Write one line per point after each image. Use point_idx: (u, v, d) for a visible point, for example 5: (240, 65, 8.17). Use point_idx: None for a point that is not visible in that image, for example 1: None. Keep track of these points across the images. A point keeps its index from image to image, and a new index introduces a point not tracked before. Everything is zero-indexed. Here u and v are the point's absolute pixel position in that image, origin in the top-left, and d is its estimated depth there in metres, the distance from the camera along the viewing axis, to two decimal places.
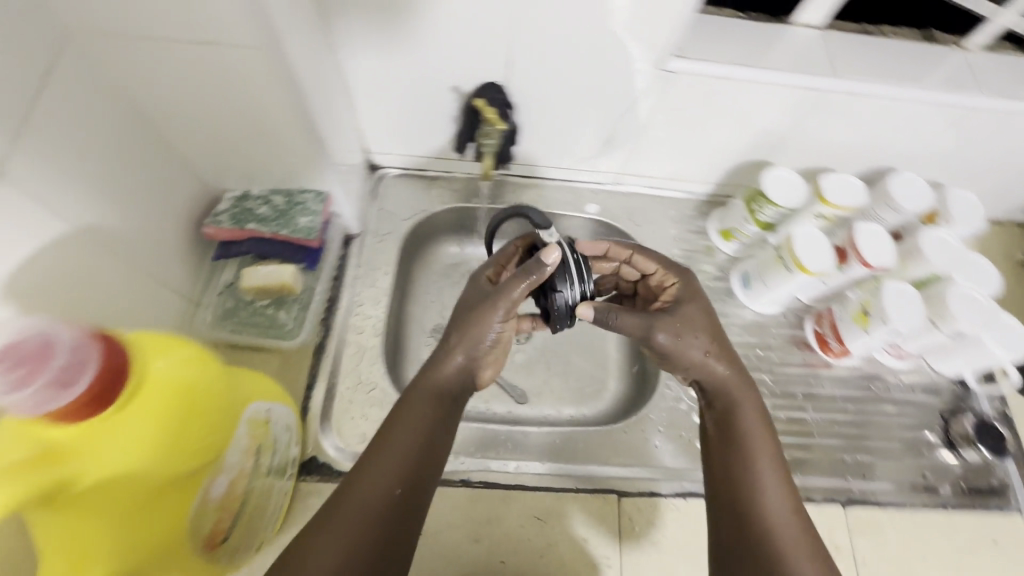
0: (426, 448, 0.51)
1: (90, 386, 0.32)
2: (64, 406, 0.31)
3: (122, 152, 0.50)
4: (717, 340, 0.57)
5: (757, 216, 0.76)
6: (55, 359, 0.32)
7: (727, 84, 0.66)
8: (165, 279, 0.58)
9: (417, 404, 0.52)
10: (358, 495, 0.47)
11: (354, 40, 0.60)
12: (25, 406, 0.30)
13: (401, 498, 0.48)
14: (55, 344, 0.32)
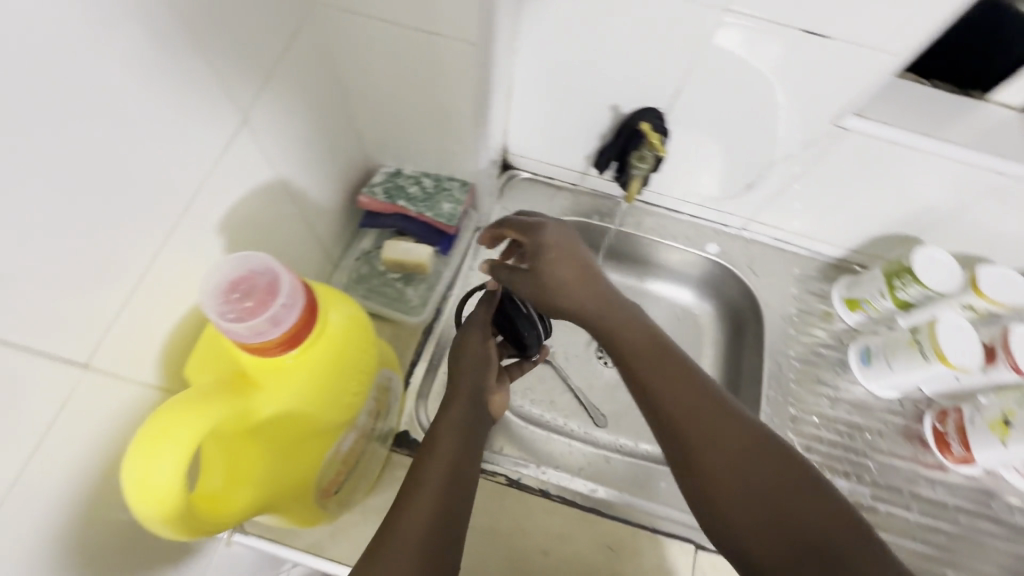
0: (463, 458, 0.51)
1: (292, 329, 0.35)
2: (266, 343, 0.34)
3: (318, 120, 0.54)
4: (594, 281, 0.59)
5: (896, 293, 0.71)
6: (274, 300, 0.34)
7: (905, 153, 0.62)
8: (320, 239, 0.62)
9: (448, 426, 0.53)
10: (418, 507, 0.45)
11: (533, 46, 0.62)
12: (239, 335, 0.33)
13: (454, 494, 0.48)
14: (278, 287, 0.35)
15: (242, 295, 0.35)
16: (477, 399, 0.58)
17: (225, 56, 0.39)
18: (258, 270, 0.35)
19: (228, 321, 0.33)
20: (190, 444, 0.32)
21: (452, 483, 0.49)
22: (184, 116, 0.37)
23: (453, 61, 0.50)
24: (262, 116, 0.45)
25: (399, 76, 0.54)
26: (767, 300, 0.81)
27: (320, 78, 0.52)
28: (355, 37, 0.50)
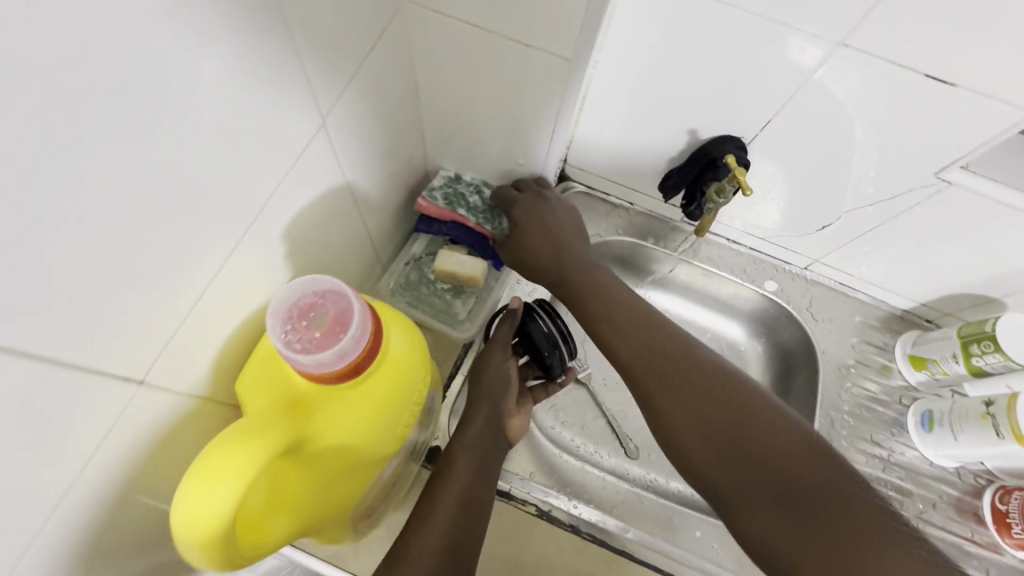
0: (478, 483, 0.51)
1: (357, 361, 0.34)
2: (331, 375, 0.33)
3: (390, 123, 0.51)
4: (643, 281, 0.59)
5: (972, 360, 0.66)
6: (341, 331, 0.34)
7: (1010, 214, 0.57)
8: (372, 240, 0.59)
9: (465, 449, 0.53)
10: (428, 534, 0.45)
11: (618, 60, 0.58)
12: (306, 367, 0.32)
13: (466, 518, 0.48)
14: (344, 315, 0.34)
15: (311, 321, 0.34)
16: (495, 423, 0.57)
17: (313, 57, 0.37)
18: (330, 294, 0.35)
19: (296, 349, 0.33)
20: (249, 475, 0.30)
21: (464, 509, 0.48)
22: (264, 119, 0.35)
23: (542, 74, 0.47)
24: (339, 119, 0.43)
25: (479, 83, 0.51)
26: (824, 347, 0.77)
27: (399, 79, 0.50)
28: (441, 40, 0.47)
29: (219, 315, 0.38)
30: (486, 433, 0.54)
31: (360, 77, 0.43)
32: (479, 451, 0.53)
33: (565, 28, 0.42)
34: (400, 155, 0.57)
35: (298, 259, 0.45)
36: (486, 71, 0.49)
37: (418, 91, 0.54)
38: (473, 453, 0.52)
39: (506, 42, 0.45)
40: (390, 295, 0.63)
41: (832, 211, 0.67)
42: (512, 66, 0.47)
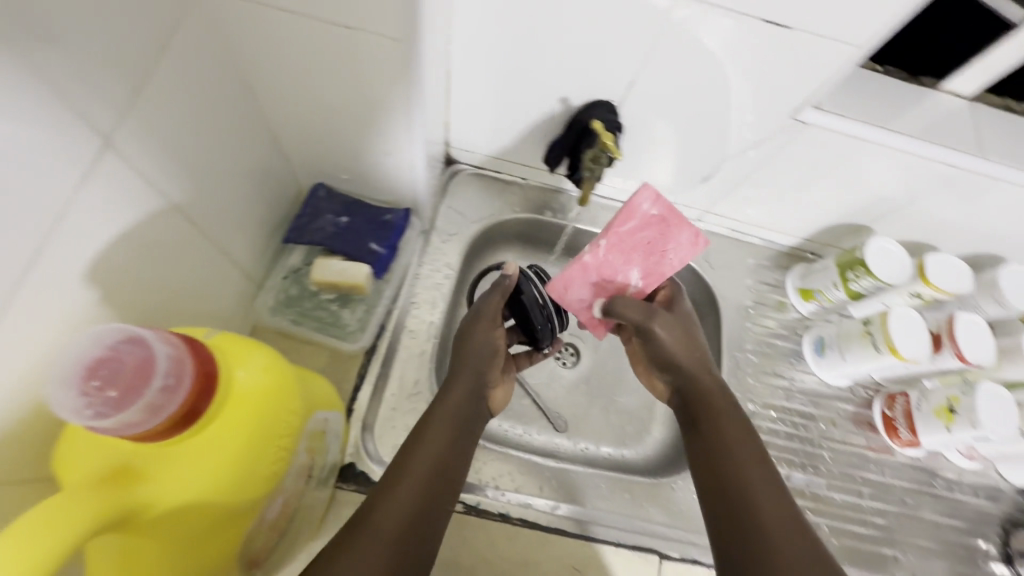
0: (453, 454, 0.50)
1: (182, 403, 0.31)
2: (153, 429, 0.30)
3: (221, 128, 0.46)
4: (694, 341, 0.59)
5: (849, 284, 0.71)
6: (152, 379, 0.30)
7: (860, 146, 0.60)
8: (237, 260, 0.54)
9: (443, 416, 0.52)
10: (398, 499, 0.45)
11: (473, 34, 0.55)
12: (117, 429, 0.29)
13: (434, 489, 0.47)
14: (152, 360, 0.31)
15: (107, 379, 0.29)
16: (478, 393, 0.56)
17: (84, 64, 0.31)
18: (122, 345, 0.30)
19: (89, 418, 0.28)
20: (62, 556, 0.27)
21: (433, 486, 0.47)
22: (27, 148, 0.29)
23: (379, 59, 0.43)
24: (148, 134, 0.37)
25: (317, 76, 0.46)
26: (724, 294, 0.80)
27: (220, 80, 0.44)
28: (259, 31, 0.42)
29: (22, 383, 0.33)
30: (462, 404, 0.54)
31: (161, 84, 0.37)
32: (459, 421, 0.52)
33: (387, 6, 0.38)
34: (249, 162, 0.52)
35: (127, 297, 0.40)
36: (319, 59, 0.44)
37: (253, 89, 0.48)
38: (450, 424, 0.52)
39: (329, 26, 0.41)
40: (273, 315, 0.59)
41: (711, 164, 0.69)
42: (346, 53, 0.43)
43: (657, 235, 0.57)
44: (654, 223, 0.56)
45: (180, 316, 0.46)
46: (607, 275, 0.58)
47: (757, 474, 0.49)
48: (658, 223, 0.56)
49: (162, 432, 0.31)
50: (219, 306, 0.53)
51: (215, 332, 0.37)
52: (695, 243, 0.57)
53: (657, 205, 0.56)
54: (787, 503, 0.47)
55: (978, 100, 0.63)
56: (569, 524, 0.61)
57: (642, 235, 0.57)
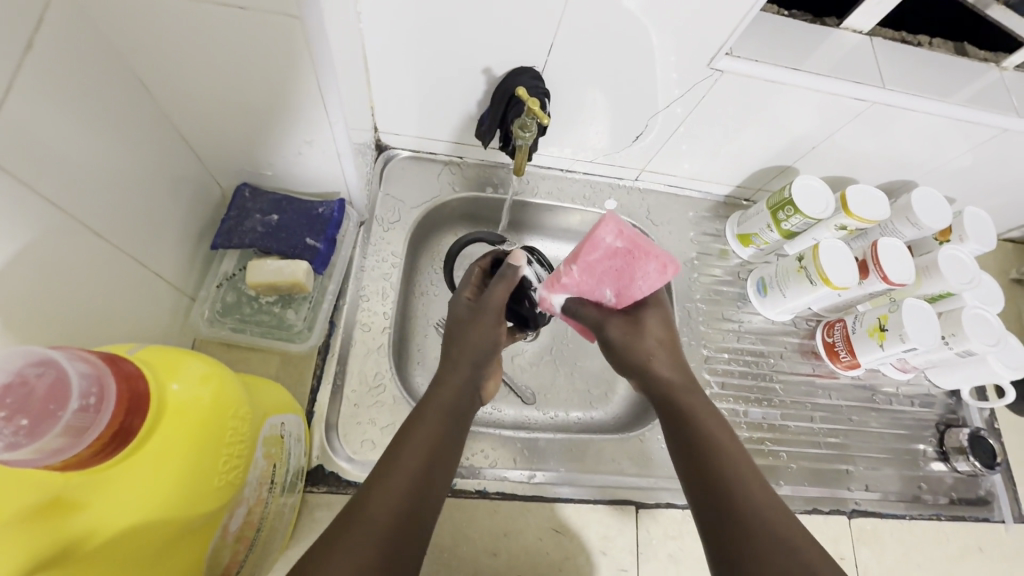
0: (444, 449, 0.47)
1: (110, 422, 0.29)
2: (80, 453, 0.28)
3: (114, 129, 0.42)
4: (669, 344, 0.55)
5: (782, 225, 0.75)
6: (69, 401, 0.28)
7: (775, 89, 0.62)
8: (162, 273, 0.51)
9: (437, 407, 0.50)
10: (388, 493, 0.42)
11: (382, 10, 0.53)
12: (37, 459, 0.27)
13: (427, 484, 0.44)
14: (67, 382, 0.28)
15: (17, 407, 0.27)
16: (473, 384, 0.54)
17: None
18: (29, 368, 0.28)
19: (1, 451, 0.26)
20: None
21: (425, 481, 0.44)
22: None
23: (279, 40, 0.41)
24: (26, 145, 0.34)
25: (217, 64, 0.43)
26: (668, 248, 0.82)
27: (105, 77, 0.41)
28: (141, 21, 0.39)
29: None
30: (457, 394, 0.52)
31: (34, 85, 0.34)
32: (453, 413, 0.50)
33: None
34: (156, 165, 0.48)
35: (32, 323, 0.37)
36: (212, 44, 0.41)
37: (148, 86, 0.45)
38: (442, 416, 0.49)
39: (216, 8, 0.38)
40: (211, 326, 0.56)
41: (640, 122, 0.69)
42: (242, 36, 0.41)
43: (624, 265, 0.52)
44: (620, 254, 0.52)
45: (101, 337, 0.44)
46: (584, 291, 0.56)
47: (742, 476, 0.45)
48: (621, 253, 0.52)
49: (94, 455, 0.29)
50: (148, 323, 0.50)
51: (143, 349, 0.35)
52: (664, 272, 0.52)
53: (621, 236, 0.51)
54: (775, 509, 0.43)
55: (876, 35, 0.67)
56: (547, 490, 0.63)
57: (609, 265, 0.53)
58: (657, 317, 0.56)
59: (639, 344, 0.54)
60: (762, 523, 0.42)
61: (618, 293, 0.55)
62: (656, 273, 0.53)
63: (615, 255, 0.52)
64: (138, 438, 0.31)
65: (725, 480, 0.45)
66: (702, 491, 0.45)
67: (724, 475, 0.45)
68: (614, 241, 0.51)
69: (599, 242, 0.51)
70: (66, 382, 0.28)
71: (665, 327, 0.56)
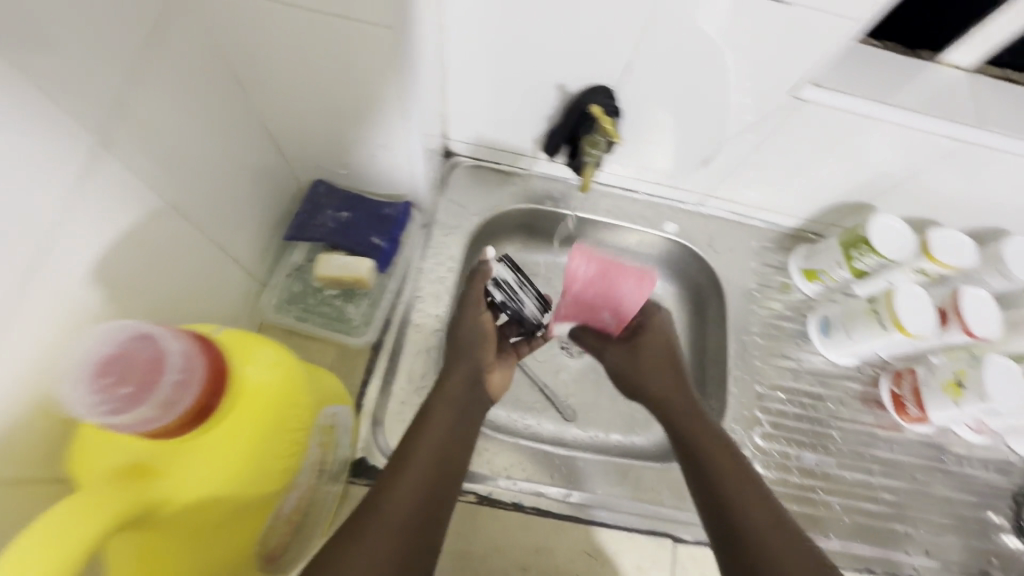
0: (457, 443, 0.50)
1: (196, 400, 0.32)
2: (168, 426, 0.31)
3: (213, 120, 0.46)
4: (673, 369, 0.62)
5: (853, 263, 0.71)
6: (165, 375, 0.31)
7: (860, 122, 0.59)
8: (240, 259, 0.55)
9: (449, 403, 0.53)
10: (401, 491, 0.44)
11: (465, 24, 0.55)
12: (133, 426, 0.29)
13: (443, 477, 0.47)
14: (164, 358, 0.31)
15: (119, 376, 0.29)
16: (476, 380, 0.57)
17: (68, 56, 0.31)
18: (132, 341, 0.30)
19: (104, 415, 0.28)
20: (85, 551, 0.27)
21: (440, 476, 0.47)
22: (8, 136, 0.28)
23: (370, 52, 0.44)
24: (143, 135, 0.38)
25: (310, 68, 0.46)
26: (727, 277, 0.80)
27: (210, 72, 0.44)
28: (249, 22, 0.42)
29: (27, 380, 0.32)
30: (462, 391, 0.55)
31: (155, 80, 0.38)
32: (459, 409, 0.53)
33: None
34: (247, 158, 0.52)
35: (131, 296, 0.40)
36: (308, 49, 0.44)
37: (247, 82, 0.48)
38: (450, 411, 0.52)
39: (314, 16, 0.41)
40: (277, 312, 0.59)
41: (710, 147, 0.68)
42: (336, 43, 0.43)
43: (603, 287, 0.62)
44: (598, 279, 0.61)
45: (183, 312, 0.47)
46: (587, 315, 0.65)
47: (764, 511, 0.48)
48: (598, 276, 0.61)
49: (177, 429, 0.31)
50: (223, 303, 0.53)
51: (225, 332, 0.37)
52: (642, 284, 0.61)
53: (592, 263, 0.60)
54: (791, 526, 0.47)
55: (979, 70, 0.63)
56: (583, 510, 0.62)
57: (591, 291, 0.62)
58: (651, 341, 0.64)
59: (635, 367, 0.63)
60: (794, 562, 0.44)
61: (614, 314, 0.64)
62: (636, 287, 0.61)
63: (594, 281, 0.61)
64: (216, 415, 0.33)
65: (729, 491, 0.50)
66: (706, 493, 0.51)
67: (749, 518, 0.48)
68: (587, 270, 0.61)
69: (576, 272, 0.61)
70: (164, 358, 0.31)
71: (666, 350, 0.64)
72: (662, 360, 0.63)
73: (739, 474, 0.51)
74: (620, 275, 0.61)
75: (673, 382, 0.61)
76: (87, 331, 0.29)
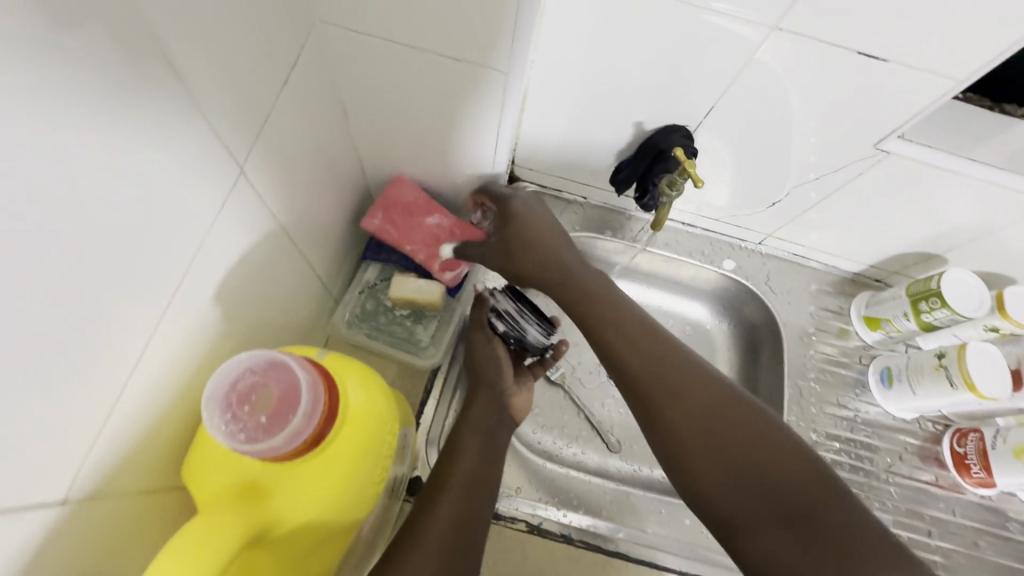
0: (484, 466, 0.52)
1: (315, 429, 0.36)
2: (290, 452, 0.35)
3: (317, 146, 0.48)
4: (548, 244, 0.58)
5: (921, 316, 0.69)
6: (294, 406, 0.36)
7: (943, 176, 0.58)
8: (320, 274, 0.57)
9: (473, 429, 0.54)
10: (437, 515, 0.47)
11: (552, 59, 0.57)
12: (261, 452, 0.34)
13: (473, 498, 0.49)
14: (294, 390, 0.37)
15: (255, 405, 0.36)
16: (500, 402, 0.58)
17: (211, 85, 0.34)
18: (271, 372, 0.37)
19: (242, 440, 0.34)
20: (225, 562, 0.32)
21: (470, 499, 0.49)
22: (150, 159, 0.31)
23: (470, 89, 0.46)
24: (258, 158, 0.41)
25: (408, 98, 0.48)
26: (784, 318, 0.79)
27: (322, 102, 0.47)
28: (371, 61, 0.45)
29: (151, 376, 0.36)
30: (488, 414, 0.56)
31: (275, 109, 0.41)
32: (488, 433, 0.54)
33: (498, 42, 0.41)
34: (337, 178, 0.54)
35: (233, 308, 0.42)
36: (419, 88, 0.47)
37: (349, 112, 0.51)
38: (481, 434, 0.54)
39: (437, 59, 0.44)
40: (348, 329, 0.59)
41: (779, 189, 0.68)
42: (440, 77, 0.45)
43: (401, 217, 0.59)
44: (390, 219, 0.59)
45: (266, 328, 0.49)
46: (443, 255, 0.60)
47: (759, 445, 0.48)
48: (385, 213, 0.59)
49: (296, 454, 0.36)
50: (302, 314, 0.55)
51: (328, 358, 0.42)
52: (405, 184, 0.58)
53: (378, 212, 0.59)
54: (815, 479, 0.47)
55: None
56: (633, 547, 0.60)
57: (404, 223, 0.59)
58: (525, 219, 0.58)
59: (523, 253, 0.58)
60: (797, 483, 0.46)
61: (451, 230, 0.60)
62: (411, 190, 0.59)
63: (393, 219, 0.59)
64: (327, 439, 0.38)
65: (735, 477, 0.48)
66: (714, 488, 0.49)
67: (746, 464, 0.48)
68: (417, 193, 0.59)
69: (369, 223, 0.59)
70: (293, 390, 0.37)
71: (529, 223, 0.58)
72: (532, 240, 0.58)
73: (742, 451, 0.49)
74: (396, 198, 0.59)
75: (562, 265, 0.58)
76: (241, 364, 0.36)
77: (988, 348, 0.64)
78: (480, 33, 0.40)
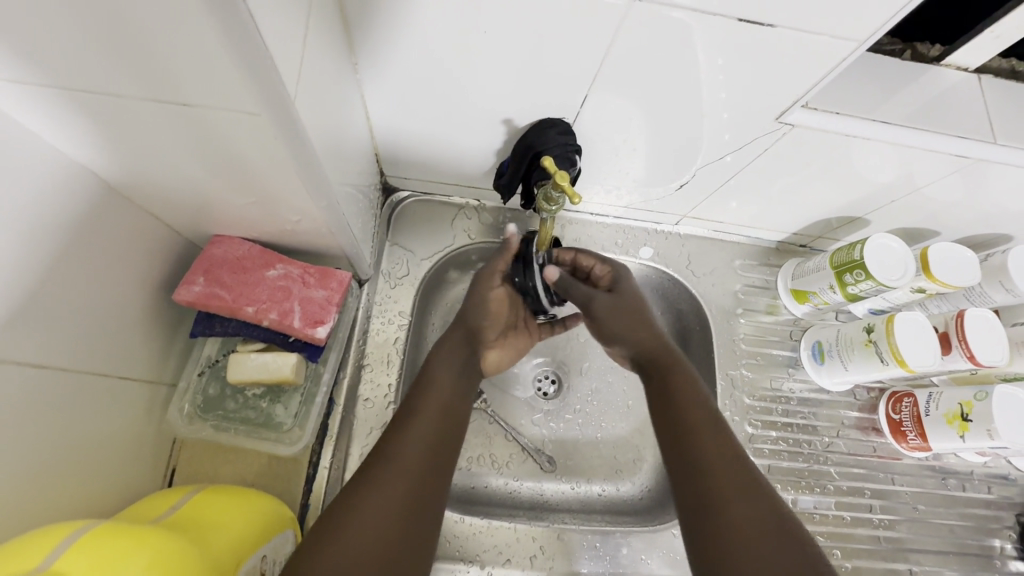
0: (441, 452, 0.47)
1: None
2: None
3: (54, 233, 0.37)
4: (639, 314, 0.57)
5: (846, 287, 0.64)
6: None
7: (849, 142, 0.52)
8: (129, 372, 0.46)
9: (428, 412, 0.49)
10: (378, 500, 0.41)
11: (382, 55, 0.46)
12: None
13: (422, 492, 0.43)
14: None
15: None
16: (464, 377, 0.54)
17: None
18: None
19: None
20: None
21: (421, 491, 0.43)
22: None
23: (240, 136, 0.35)
24: None
25: (171, 149, 0.37)
26: (709, 302, 0.73)
27: (47, 177, 0.36)
28: (81, 113, 0.34)
29: None
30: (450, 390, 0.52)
31: None
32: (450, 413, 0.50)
33: (225, 85, 0.30)
34: (120, 254, 0.43)
35: None
36: (176, 137, 0.35)
37: (105, 178, 0.40)
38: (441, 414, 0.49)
39: (159, 106, 0.33)
40: (189, 424, 0.50)
41: (683, 173, 0.61)
42: (192, 121, 0.34)
43: (232, 275, 0.48)
44: (217, 278, 0.47)
45: (57, 473, 0.39)
46: (304, 307, 0.49)
47: (723, 463, 0.45)
48: (209, 274, 0.47)
49: None
50: (116, 428, 0.44)
51: (70, 548, 0.30)
52: (225, 240, 0.48)
53: (198, 274, 0.47)
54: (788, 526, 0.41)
55: (986, 70, 0.55)
56: None
57: (237, 281, 0.48)
58: (633, 288, 0.59)
59: (621, 310, 0.57)
60: (761, 523, 0.41)
61: (303, 277, 0.50)
62: (237, 243, 0.48)
63: (220, 280, 0.47)
64: None
65: (717, 478, 0.44)
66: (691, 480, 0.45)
67: (723, 486, 0.43)
68: (249, 245, 0.49)
69: (191, 289, 0.47)
70: None
71: (637, 301, 0.58)
72: (628, 309, 0.57)
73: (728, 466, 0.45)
74: (217, 255, 0.48)
75: (634, 322, 0.56)
76: None
77: (914, 316, 0.61)
78: (206, 68, 0.29)
